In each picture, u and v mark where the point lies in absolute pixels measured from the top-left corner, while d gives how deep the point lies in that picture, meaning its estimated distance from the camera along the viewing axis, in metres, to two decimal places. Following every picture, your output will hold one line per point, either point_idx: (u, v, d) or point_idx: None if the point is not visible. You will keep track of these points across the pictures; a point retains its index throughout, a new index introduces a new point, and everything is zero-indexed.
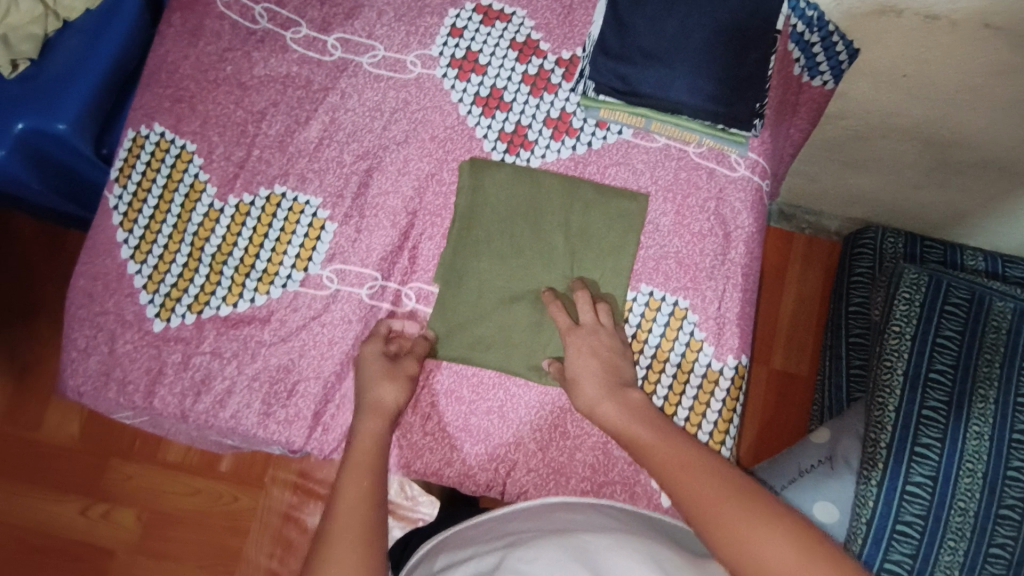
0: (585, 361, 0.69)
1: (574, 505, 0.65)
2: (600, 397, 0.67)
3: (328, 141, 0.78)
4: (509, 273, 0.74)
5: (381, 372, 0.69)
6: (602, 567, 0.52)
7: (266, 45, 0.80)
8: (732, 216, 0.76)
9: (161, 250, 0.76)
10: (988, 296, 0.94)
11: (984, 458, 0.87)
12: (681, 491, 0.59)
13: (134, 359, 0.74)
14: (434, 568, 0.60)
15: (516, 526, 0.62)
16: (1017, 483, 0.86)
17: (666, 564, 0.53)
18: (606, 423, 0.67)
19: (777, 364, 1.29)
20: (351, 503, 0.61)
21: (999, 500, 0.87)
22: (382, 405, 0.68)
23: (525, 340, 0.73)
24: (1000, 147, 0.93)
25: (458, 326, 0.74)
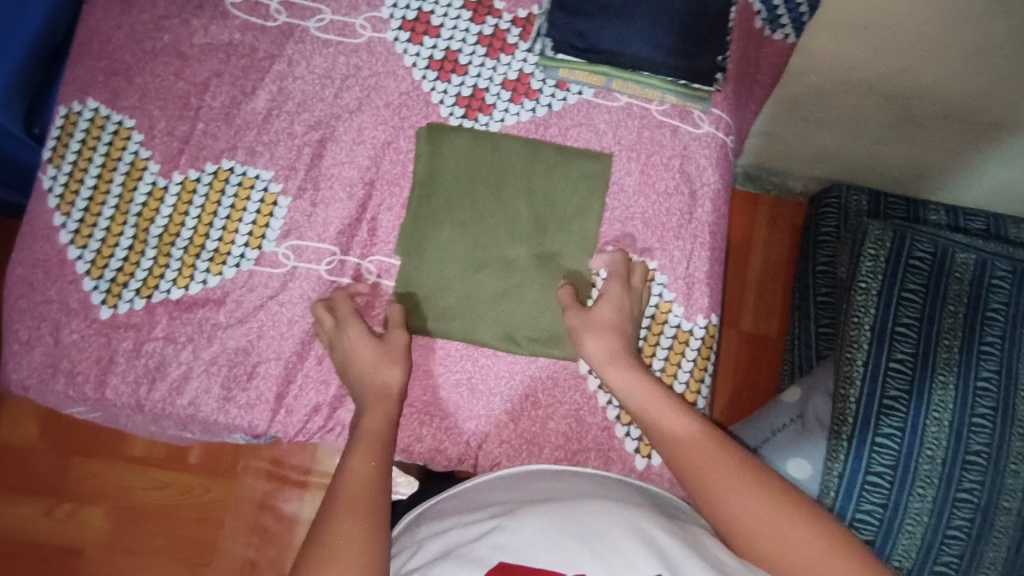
0: (608, 311, 0.68)
1: (563, 473, 0.63)
2: (611, 358, 0.66)
3: (277, 111, 0.75)
4: (472, 241, 0.72)
5: (376, 352, 0.66)
6: (591, 533, 0.51)
7: (204, 11, 0.75)
8: (697, 173, 0.75)
9: (103, 233, 0.72)
10: (951, 248, 0.95)
11: (950, 407, 0.89)
12: (695, 471, 0.59)
13: (81, 349, 0.70)
14: (416, 539, 0.58)
15: (498, 496, 0.60)
16: (982, 429, 0.88)
17: (652, 527, 0.53)
18: (616, 381, 0.65)
19: (746, 327, 1.30)
20: (362, 476, 0.58)
21: (966, 446, 0.88)
22: (388, 387, 0.65)
23: (491, 309, 0.72)
24: (960, 98, 0.94)
25: (422, 297, 0.72)
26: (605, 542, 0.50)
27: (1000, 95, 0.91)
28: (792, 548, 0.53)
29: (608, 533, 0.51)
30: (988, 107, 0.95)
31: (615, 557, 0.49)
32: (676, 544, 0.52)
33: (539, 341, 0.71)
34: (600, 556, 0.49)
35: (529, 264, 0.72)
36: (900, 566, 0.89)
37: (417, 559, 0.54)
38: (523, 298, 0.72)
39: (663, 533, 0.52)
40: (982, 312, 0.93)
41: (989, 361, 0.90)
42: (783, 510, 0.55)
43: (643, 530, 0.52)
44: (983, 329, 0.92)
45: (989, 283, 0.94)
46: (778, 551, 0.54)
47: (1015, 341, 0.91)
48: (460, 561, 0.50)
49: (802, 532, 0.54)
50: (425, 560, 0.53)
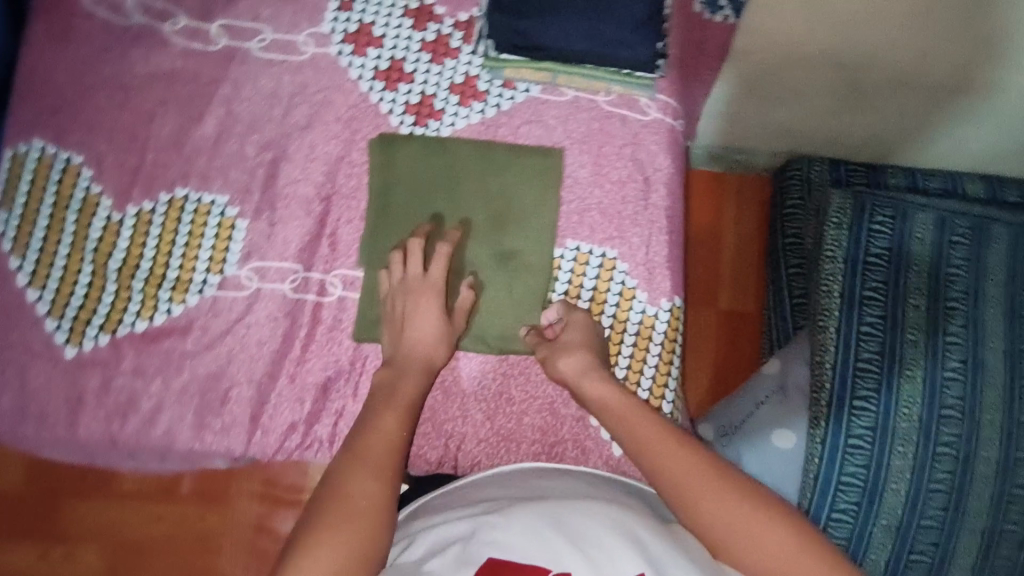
0: (574, 335, 0.69)
1: (555, 470, 0.64)
2: (584, 371, 0.66)
3: (226, 135, 0.74)
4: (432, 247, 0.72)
5: (439, 328, 0.67)
6: (581, 533, 0.51)
7: (143, 41, 0.75)
8: (649, 159, 0.76)
9: (61, 272, 0.71)
10: (911, 210, 0.97)
11: (922, 364, 0.91)
12: (676, 479, 0.58)
13: (49, 391, 0.70)
14: (407, 533, 0.58)
15: (489, 493, 0.60)
16: (955, 382, 0.90)
17: (639, 524, 0.53)
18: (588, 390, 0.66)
19: (724, 306, 1.32)
20: (380, 438, 0.59)
21: (941, 400, 0.90)
22: (432, 365, 0.67)
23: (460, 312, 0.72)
24: (902, 63, 0.96)
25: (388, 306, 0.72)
26: (592, 540, 0.51)
27: (939, 58, 0.94)
28: (772, 553, 0.54)
29: (595, 531, 0.51)
30: (929, 70, 0.97)
31: (601, 558, 0.49)
32: (662, 542, 0.52)
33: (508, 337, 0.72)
34: (587, 556, 0.49)
35: (492, 264, 0.73)
36: (888, 524, 0.90)
37: (409, 551, 0.54)
38: (496, 296, 0.73)
39: (650, 530, 0.53)
40: (944, 270, 0.95)
41: (954, 316, 0.92)
42: (760, 517, 0.56)
43: (630, 528, 0.52)
44: (947, 286, 0.94)
45: (950, 241, 0.96)
46: (753, 554, 0.54)
47: (980, 294, 0.94)
48: (449, 559, 0.51)
49: (776, 537, 0.55)
50: (415, 558, 0.53)
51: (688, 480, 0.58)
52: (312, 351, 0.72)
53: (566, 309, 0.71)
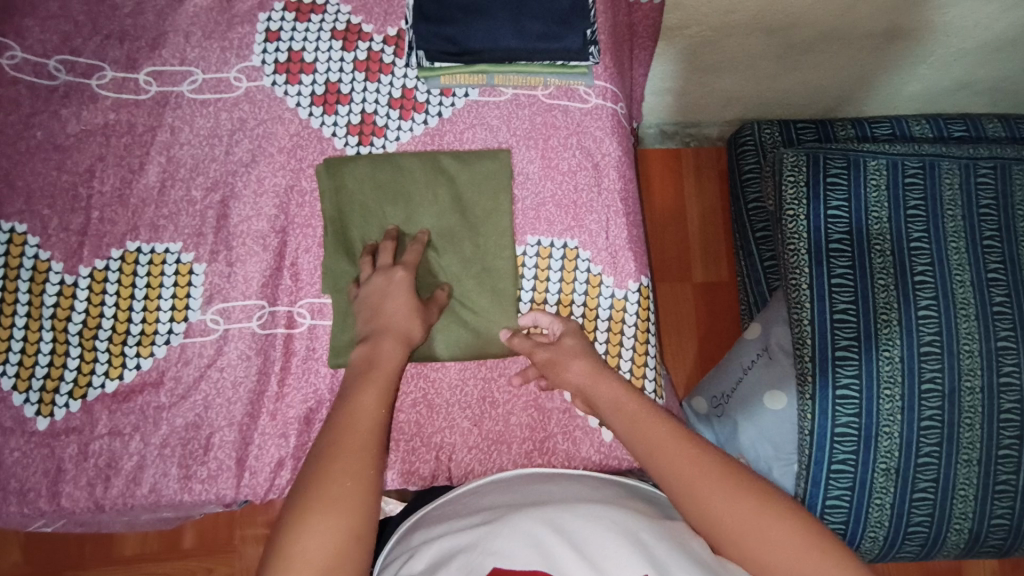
0: (573, 342, 0.68)
1: (559, 476, 0.63)
2: (591, 376, 0.65)
3: (171, 181, 0.74)
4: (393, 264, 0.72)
5: (411, 304, 0.67)
6: (582, 539, 0.51)
7: (72, 99, 0.74)
8: (596, 145, 0.77)
9: (21, 343, 0.70)
10: (863, 158, 0.99)
11: (896, 307, 0.92)
12: (679, 471, 0.57)
13: (27, 465, 0.68)
14: (410, 545, 0.57)
15: (491, 500, 0.60)
16: (930, 319, 0.92)
17: (640, 530, 0.53)
18: (591, 389, 0.65)
19: (698, 278, 1.33)
20: (362, 419, 0.57)
21: (919, 339, 0.91)
22: (410, 337, 0.65)
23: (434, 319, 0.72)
24: (830, 17, 0.98)
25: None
26: (594, 545, 0.50)
27: (864, 9, 0.96)
28: (780, 547, 0.52)
29: (596, 537, 0.51)
30: (857, 21, 1.00)
31: (602, 562, 0.49)
32: (664, 545, 0.52)
33: (485, 339, 0.72)
34: (589, 560, 0.49)
35: (457, 271, 0.73)
36: (887, 468, 0.92)
37: (410, 566, 0.54)
38: (471, 299, 0.73)
39: (650, 533, 0.52)
40: (904, 212, 0.97)
41: (920, 255, 0.94)
42: (765, 507, 0.54)
43: (631, 534, 0.51)
44: (908, 227, 0.96)
45: (905, 184, 0.98)
46: (762, 548, 0.53)
47: (940, 230, 0.96)
48: (451, 570, 0.50)
49: (785, 529, 0.53)
50: (417, 571, 0.53)
51: (692, 473, 0.56)
52: (291, 384, 0.71)
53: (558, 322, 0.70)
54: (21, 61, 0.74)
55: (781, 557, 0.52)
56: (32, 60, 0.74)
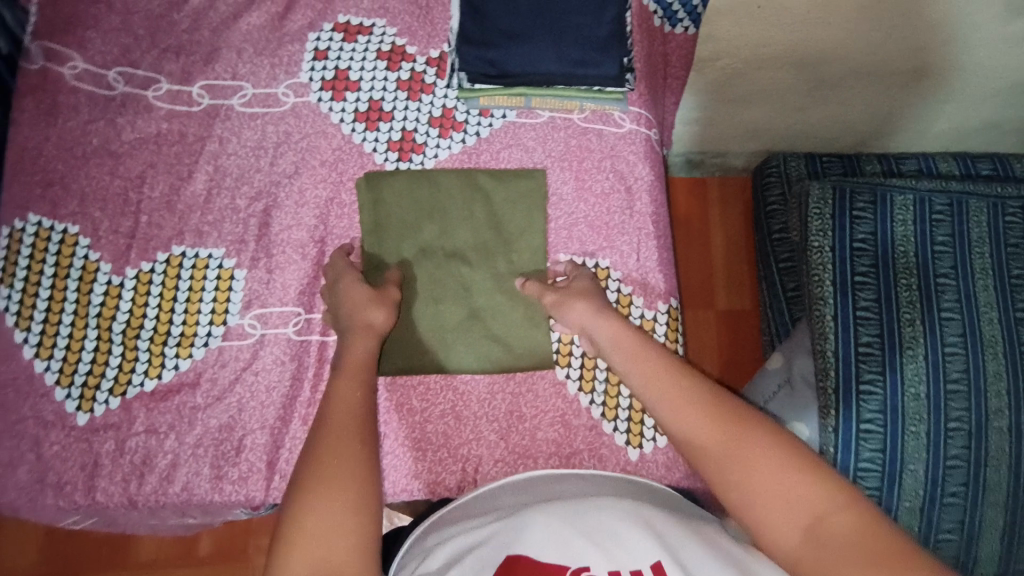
0: (585, 284, 0.71)
1: (573, 475, 0.63)
2: (592, 315, 0.68)
3: (217, 189, 0.76)
4: (423, 276, 0.74)
5: (368, 294, 0.69)
6: (596, 528, 0.51)
7: (128, 108, 0.78)
8: (629, 169, 0.78)
9: (67, 340, 0.73)
10: (890, 193, 0.99)
11: (921, 341, 0.92)
12: (671, 402, 0.59)
13: (64, 459, 0.70)
14: (423, 547, 0.56)
15: (505, 501, 0.59)
16: (956, 356, 0.91)
17: (654, 516, 0.52)
18: (595, 326, 0.68)
19: (721, 306, 1.34)
20: (348, 406, 0.58)
21: (946, 376, 0.91)
22: (371, 325, 0.67)
23: (466, 333, 0.74)
24: (862, 53, 1.00)
25: (395, 339, 0.73)
26: (611, 535, 0.50)
27: (894, 46, 0.98)
28: (757, 468, 0.52)
29: (612, 526, 0.51)
30: (887, 58, 1.01)
31: (618, 550, 0.49)
32: (678, 532, 0.51)
33: (515, 353, 0.74)
34: (602, 549, 0.49)
35: (489, 285, 0.75)
36: (912, 506, 0.91)
37: (425, 565, 0.52)
38: (501, 314, 0.74)
39: (665, 520, 0.52)
40: (931, 246, 0.97)
41: (947, 290, 0.94)
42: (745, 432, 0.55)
43: (646, 522, 0.52)
44: (935, 262, 0.96)
45: (932, 219, 0.98)
46: (741, 472, 0.53)
47: (967, 267, 0.96)
48: (467, 566, 0.49)
49: (764, 451, 0.54)
50: (433, 570, 0.51)
51: (684, 405, 0.58)
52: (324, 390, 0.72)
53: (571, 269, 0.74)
54: (82, 71, 0.78)
55: (760, 478, 0.52)
56: (93, 71, 0.78)
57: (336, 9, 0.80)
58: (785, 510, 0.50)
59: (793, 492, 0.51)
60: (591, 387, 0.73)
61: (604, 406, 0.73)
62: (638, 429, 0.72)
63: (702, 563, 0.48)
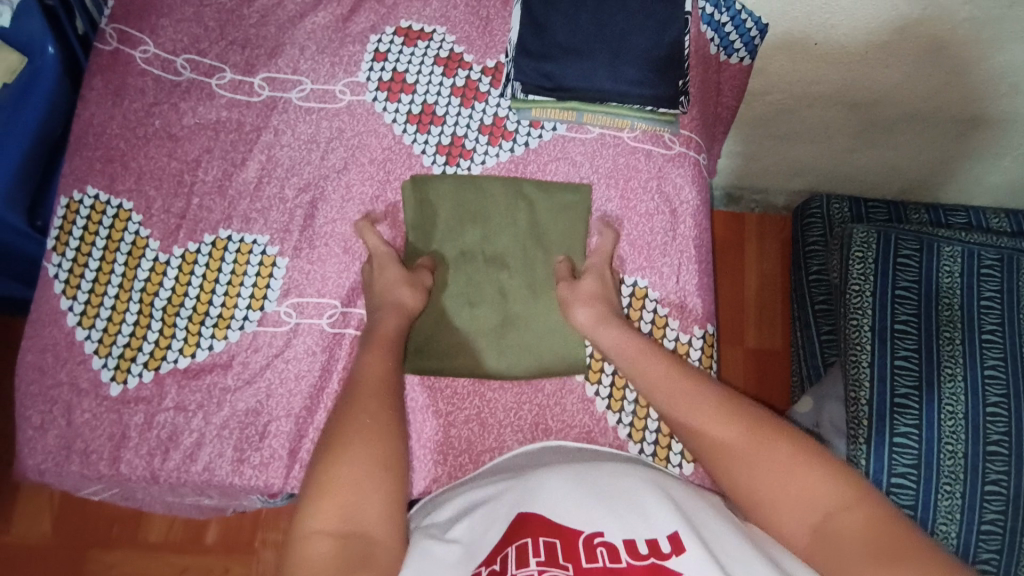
0: (593, 284, 0.71)
1: (584, 451, 0.64)
2: (596, 325, 0.69)
3: (267, 179, 0.78)
4: (461, 279, 0.74)
5: (400, 274, 0.71)
6: (615, 493, 0.52)
7: (192, 94, 0.80)
8: (675, 191, 0.78)
9: (109, 311, 0.75)
10: (936, 243, 0.97)
11: (962, 399, 0.89)
12: (679, 410, 0.61)
13: (94, 428, 0.71)
14: (440, 500, 0.60)
15: (525, 464, 0.62)
16: (998, 418, 0.88)
17: (670, 489, 0.54)
18: (605, 341, 0.68)
19: (751, 343, 1.31)
20: (379, 367, 0.63)
21: (985, 437, 0.87)
22: (399, 306, 0.69)
23: (499, 341, 0.73)
24: (917, 98, 0.99)
25: (426, 340, 0.73)
26: (628, 503, 0.51)
27: (950, 95, 0.98)
28: (767, 469, 0.54)
29: (627, 495, 0.52)
30: (943, 106, 1.00)
31: (635, 517, 0.50)
32: (695, 505, 0.52)
33: (544, 363, 0.73)
34: (621, 516, 0.50)
35: (525, 294, 0.74)
36: None
37: (439, 513, 0.57)
38: (533, 324, 0.74)
39: (681, 493, 0.54)
40: (977, 301, 0.94)
41: (993, 349, 0.91)
42: (756, 435, 0.56)
43: (662, 491, 0.53)
44: (982, 318, 0.93)
45: (980, 273, 0.95)
46: (752, 474, 0.55)
47: (1015, 325, 0.93)
48: (476, 518, 0.53)
49: (774, 452, 0.55)
50: (442, 520, 0.56)
51: (693, 411, 0.60)
52: None
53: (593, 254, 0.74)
54: (152, 56, 0.81)
55: (770, 479, 0.54)
56: (162, 56, 0.81)
57: (400, 14, 0.82)
58: (794, 511, 0.53)
59: (802, 490, 0.53)
60: (620, 406, 0.72)
61: (631, 426, 0.71)
62: (665, 452, 0.71)
63: (718, 533, 0.49)
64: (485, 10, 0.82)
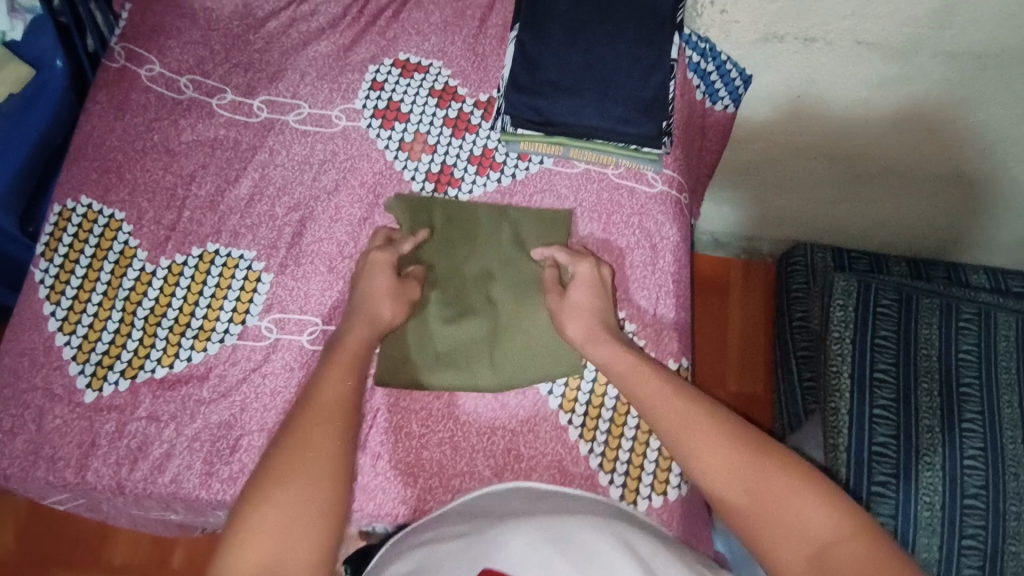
0: (585, 297, 0.71)
1: (558, 495, 0.62)
2: (588, 339, 0.69)
3: (259, 196, 0.80)
4: (447, 294, 0.75)
5: (389, 286, 0.70)
6: (581, 547, 0.50)
7: (192, 112, 0.83)
8: (656, 228, 0.80)
9: (91, 318, 0.75)
10: (915, 295, 0.99)
11: (939, 450, 0.89)
12: (670, 425, 0.59)
13: (64, 434, 0.71)
14: (403, 546, 0.56)
15: (494, 510, 0.58)
16: (976, 471, 0.88)
17: (636, 543, 0.52)
18: (598, 356, 0.68)
19: (732, 390, 1.32)
20: (336, 389, 0.59)
21: (963, 490, 0.88)
22: (376, 320, 0.68)
23: (482, 354, 0.74)
24: (896, 154, 1.03)
25: (410, 348, 0.73)
26: (594, 560, 0.49)
27: (926, 153, 1.02)
28: (763, 490, 0.53)
29: (595, 548, 0.50)
30: (921, 163, 1.04)
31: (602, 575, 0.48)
32: (662, 562, 0.51)
33: (521, 377, 0.73)
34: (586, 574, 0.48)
35: (509, 310, 0.75)
36: None
37: (400, 567, 0.53)
38: (514, 339, 0.74)
39: (649, 548, 0.52)
40: (955, 354, 0.95)
41: (970, 401, 0.92)
42: (753, 456, 0.55)
43: (628, 547, 0.51)
44: (960, 370, 0.94)
45: (958, 326, 0.97)
46: (748, 494, 0.53)
47: (991, 380, 0.93)
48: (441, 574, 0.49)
49: (771, 474, 0.53)
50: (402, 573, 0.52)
51: (685, 430, 0.58)
52: None
53: (575, 262, 0.73)
54: (157, 74, 0.84)
55: (765, 501, 0.52)
56: (166, 75, 0.84)
57: (399, 47, 0.85)
58: (788, 537, 0.51)
59: (798, 516, 0.51)
60: (592, 435, 0.72)
61: (603, 455, 0.71)
62: (634, 485, 0.71)
63: None
64: (481, 47, 0.85)
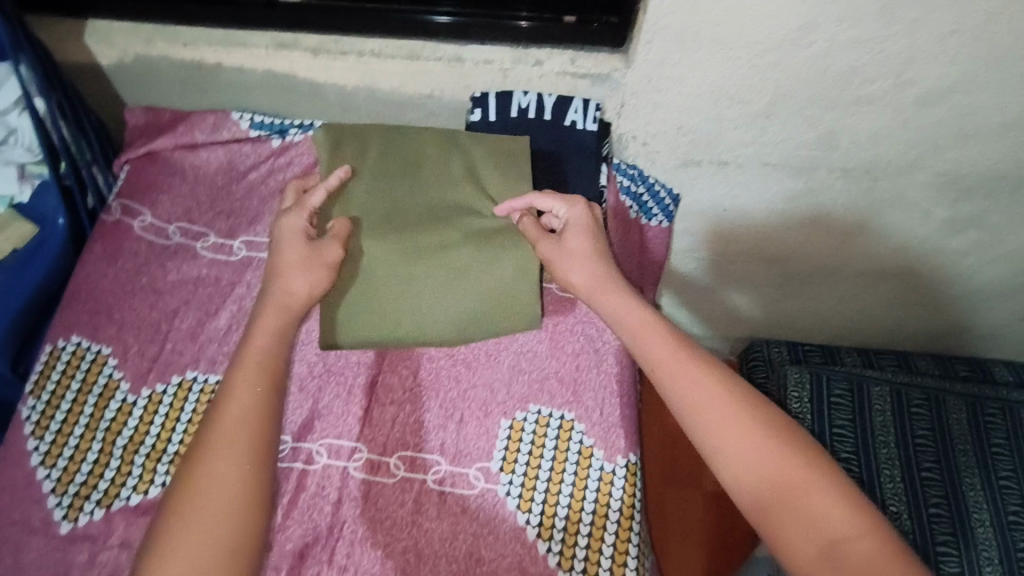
0: (578, 242, 0.78)
1: None
2: (594, 290, 0.76)
3: (236, 326, 0.88)
4: (392, 234, 0.84)
5: (304, 252, 0.75)
6: None
7: (178, 255, 0.92)
8: (598, 333, 0.87)
9: (72, 450, 0.80)
10: (865, 384, 1.09)
11: (910, 537, 0.95)
12: (694, 410, 0.64)
13: (38, 567, 0.74)
14: None
15: None
16: (948, 557, 0.93)
17: None
18: (605, 306, 0.75)
19: (710, 487, 1.27)
20: (239, 401, 0.63)
21: None
22: (288, 302, 0.72)
23: (433, 288, 0.83)
24: (820, 257, 1.16)
25: (360, 284, 0.82)
26: None
27: (847, 252, 1.14)
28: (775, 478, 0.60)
29: None
30: (847, 260, 1.15)
31: None
32: None
33: (473, 321, 0.84)
34: None
35: (458, 243, 0.84)
36: None
37: None
38: (463, 288, 0.84)
39: None
40: (911, 439, 1.03)
41: (932, 487, 0.99)
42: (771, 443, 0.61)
43: None
44: (918, 456, 1.02)
45: (909, 413, 1.06)
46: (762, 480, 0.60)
47: (951, 464, 1.01)
48: None
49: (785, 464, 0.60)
50: None
51: (721, 435, 0.62)
52: (294, 519, 0.77)
53: (566, 206, 0.81)
54: (148, 224, 0.94)
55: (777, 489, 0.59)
56: (157, 224, 0.94)
57: None
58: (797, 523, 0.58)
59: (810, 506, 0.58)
60: (550, 534, 0.76)
61: (561, 554, 0.75)
62: None
63: None
64: None
